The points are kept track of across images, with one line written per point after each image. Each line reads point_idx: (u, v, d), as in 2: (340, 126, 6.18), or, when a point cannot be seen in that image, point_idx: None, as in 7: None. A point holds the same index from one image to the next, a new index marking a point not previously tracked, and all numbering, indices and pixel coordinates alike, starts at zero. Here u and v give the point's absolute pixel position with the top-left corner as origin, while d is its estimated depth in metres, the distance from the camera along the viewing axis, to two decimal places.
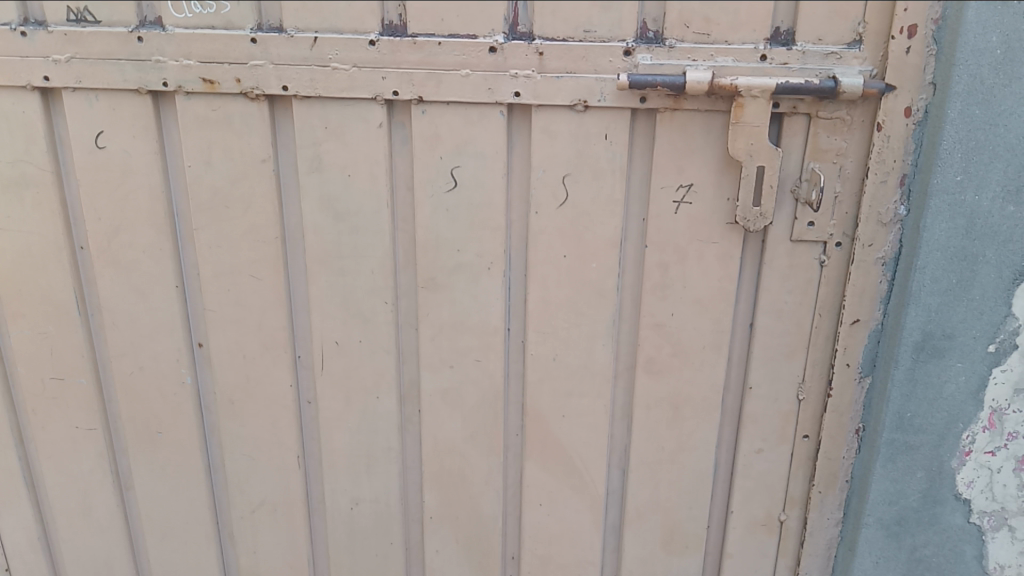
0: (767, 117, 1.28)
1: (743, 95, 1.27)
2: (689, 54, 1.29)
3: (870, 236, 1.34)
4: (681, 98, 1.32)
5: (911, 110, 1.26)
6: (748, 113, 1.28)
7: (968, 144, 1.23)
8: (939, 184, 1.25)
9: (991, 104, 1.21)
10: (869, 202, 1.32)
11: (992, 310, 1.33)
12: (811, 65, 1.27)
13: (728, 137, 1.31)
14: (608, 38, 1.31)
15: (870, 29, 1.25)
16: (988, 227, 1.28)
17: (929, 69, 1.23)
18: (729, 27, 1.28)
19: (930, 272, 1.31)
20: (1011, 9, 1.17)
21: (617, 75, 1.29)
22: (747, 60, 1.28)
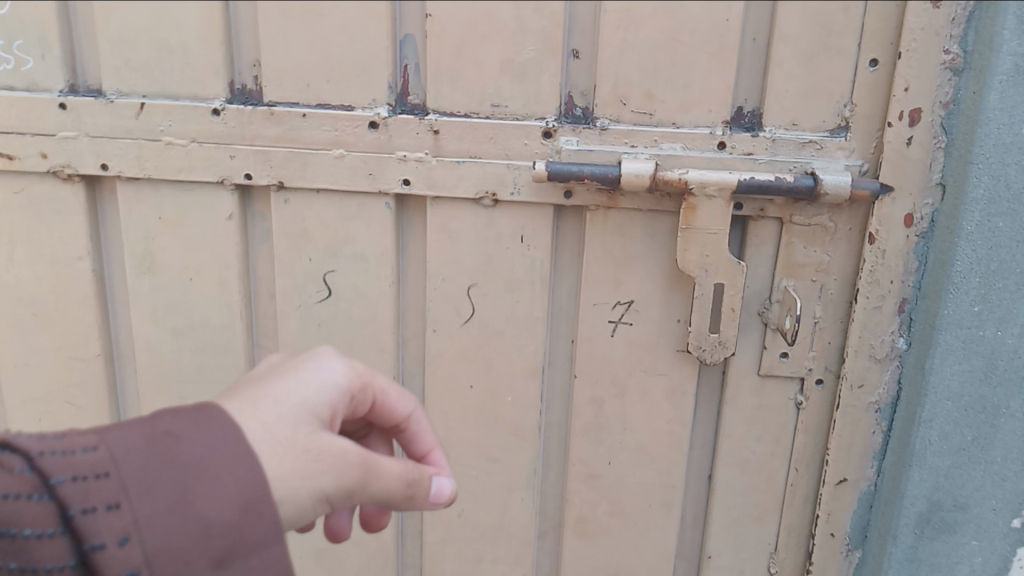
0: (727, 222, 0.98)
1: (695, 194, 0.97)
2: (626, 138, 1.00)
3: (860, 375, 1.04)
4: (617, 195, 1.02)
5: (911, 219, 0.96)
6: (702, 217, 0.98)
7: (987, 265, 0.93)
8: (950, 316, 0.95)
9: (1019, 216, 0.91)
10: (858, 332, 1.02)
11: (1018, 477, 1.01)
12: (783, 157, 0.97)
13: (678, 246, 1.01)
14: (522, 115, 1.00)
15: (860, 113, 0.95)
16: (1014, 372, 0.97)
17: (935, 167, 0.94)
18: (677, 105, 0.98)
19: (938, 427, 1.00)
20: None
21: (534, 163, 0.99)
22: (700, 148, 0.99)
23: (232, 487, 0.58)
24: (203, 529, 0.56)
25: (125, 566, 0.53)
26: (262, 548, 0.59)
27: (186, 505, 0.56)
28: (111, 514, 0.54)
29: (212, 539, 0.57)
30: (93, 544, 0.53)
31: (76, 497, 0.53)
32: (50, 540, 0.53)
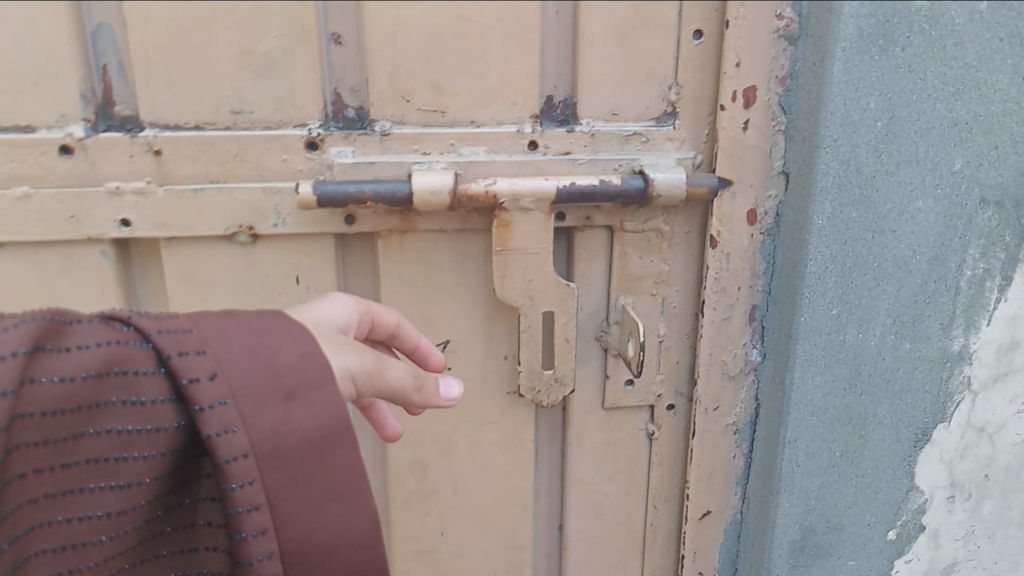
0: (549, 238, 0.80)
1: (507, 208, 0.79)
2: (415, 144, 0.79)
3: (715, 396, 0.90)
4: (413, 215, 0.80)
5: (755, 214, 0.83)
6: (519, 234, 0.80)
7: (843, 262, 0.81)
8: (807, 324, 0.83)
9: (872, 203, 0.79)
10: (709, 349, 0.88)
11: (890, 487, 0.92)
12: (606, 155, 0.81)
13: (493, 272, 0.82)
14: (276, 123, 0.77)
15: (688, 95, 0.80)
16: (878, 376, 0.86)
17: (776, 153, 0.81)
18: (472, 99, 0.79)
19: (805, 446, 0.88)
20: (893, 59, 0.74)
21: (298, 185, 0.76)
22: (507, 150, 0.80)
23: (301, 345, 0.54)
24: (273, 369, 0.52)
25: (213, 396, 0.49)
26: (330, 388, 0.53)
27: (261, 348, 0.52)
28: (196, 357, 0.50)
29: (285, 378, 0.52)
30: (185, 380, 0.49)
31: (169, 344, 0.50)
32: (150, 380, 0.50)
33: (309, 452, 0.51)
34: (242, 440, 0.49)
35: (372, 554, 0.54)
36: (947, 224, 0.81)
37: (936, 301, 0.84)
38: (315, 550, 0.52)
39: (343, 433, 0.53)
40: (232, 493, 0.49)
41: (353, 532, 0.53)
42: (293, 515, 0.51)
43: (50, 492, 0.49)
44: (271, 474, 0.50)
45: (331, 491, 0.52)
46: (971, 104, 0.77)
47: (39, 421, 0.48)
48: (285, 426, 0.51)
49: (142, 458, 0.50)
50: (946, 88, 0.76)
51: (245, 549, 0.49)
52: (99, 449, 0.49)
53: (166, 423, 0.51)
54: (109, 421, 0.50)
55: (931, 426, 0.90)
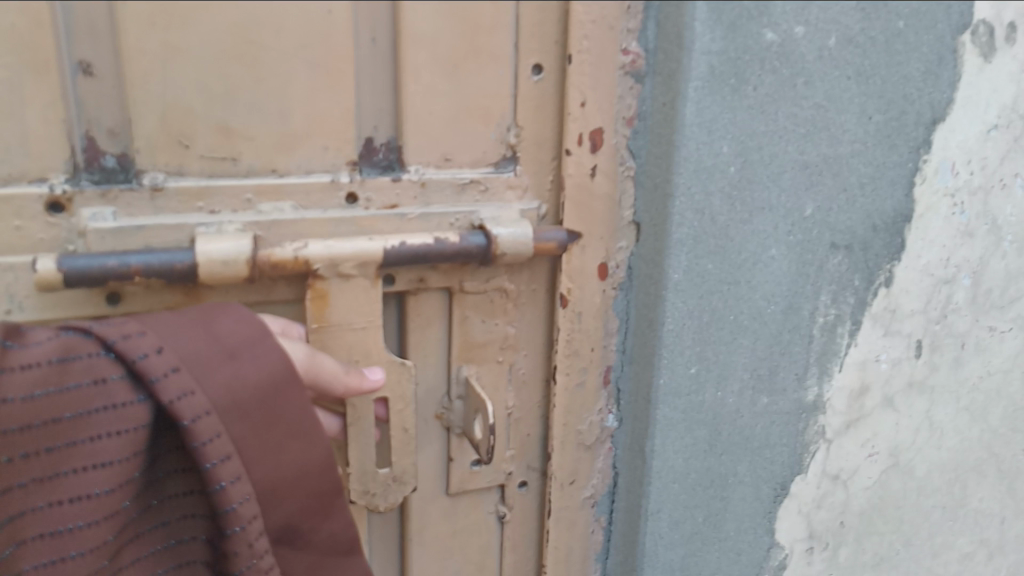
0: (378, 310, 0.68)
1: (322, 275, 0.65)
2: (199, 200, 0.63)
3: (571, 469, 0.81)
4: (201, 289, 0.64)
5: (607, 269, 0.75)
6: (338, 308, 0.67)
7: (701, 317, 0.74)
8: (666, 386, 0.75)
9: (727, 253, 0.72)
10: (562, 419, 0.78)
11: (751, 547, 0.86)
12: (439, 207, 0.70)
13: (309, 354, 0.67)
14: (4, 179, 0.58)
15: (529, 138, 0.71)
16: (738, 434, 0.80)
17: (627, 201, 0.73)
18: (272, 146, 0.64)
19: (667, 516, 0.80)
20: (744, 99, 0.68)
21: (35, 260, 0.58)
22: (319, 205, 0.66)
23: (235, 314, 0.57)
24: (213, 337, 0.55)
25: (164, 366, 0.52)
26: (270, 343, 0.57)
27: (198, 323, 0.55)
28: (138, 337, 0.52)
29: (224, 343, 0.55)
30: (135, 356, 0.52)
31: (108, 331, 0.52)
32: (108, 360, 0.52)
33: (262, 401, 0.55)
34: (201, 400, 0.52)
35: (331, 478, 0.59)
36: (800, 270, 0.76)
37: (791, 351, 0.79)
38: (283, 485, 0.56)
39: (291, 381, 0.57)
40: (202, 449, 0.52)
41: (313, 462, 0.58)
42: (259, 458, 0.55)
43: (37, 476, 0.50)
44: (233, 426, 0.54)
45: (287, 433, 0.56)
46: (821, 146, 0.73)
47: (15, 407, 0.49)
48: (236, 382, 0.54)
49: (117, 434, 0.52)
50: (796, 129, 0.71)
51: (224, 496, 0.53)
52: (73, 431, 0.51)
53: (131, 398, 0.52)
54: (79, 403, 0.51)
55: (790, 479, 0.85)
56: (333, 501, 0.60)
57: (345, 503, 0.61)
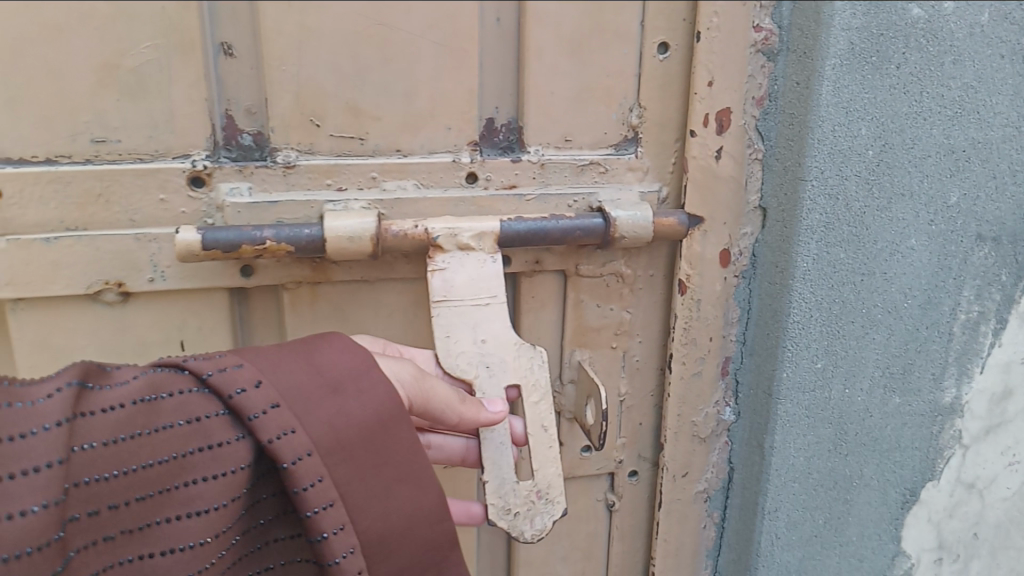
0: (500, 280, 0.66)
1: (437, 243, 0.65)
2: (328, 177, 0.65)
3: (684, 462, 0.79)
4: (328, 264, 0.66)
5: (730, 256, 0.72)
6: (460, 291, 0.65)
7: (830, 310, 0.70)
8: (789, 380, 0.72)
9: (861, 243, 0.69)
10: (677, 409, 0.77)
11: (875, 554, 0.81)
12: (558, 189, 0.69)
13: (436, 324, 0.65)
14: (151, 154, 0.62)
15: (651, 119, 0.69)
16: (865, 435, 0.76)
17: (753, 186, 0.70)
18: (397, 125, 0.65)
19: (785, 516, 0.77)
20: (886, 79, 0.64)
21: (178, 231, 0.61)
22: (441, 184, 0.67)
23: (338, 345, 0.54)
24: (316, 369, 0.51)
25: (263, 402, 0.48)
26: (374, 376, 0.52)
27: (300, 355, 0.52)
28: (236, 370, 0.49)
29: (326, 375, 0.51)
30: (231, 392, 0.49)
31: (204, 365, 0.50)
32: (199, 399, 0.49)
33: (368, 439, 0.51)
34: (303, 439, 0.48)
35: (444, 528, 0.53)
36: (940, 263, 0.71)
37: (927, 350, 0.74)
38: (392, 536, 0.50)
39: (398, 417, 0.52)
40: (302, 495, 0.47)
41: (426, 509, 0.52)
42: (365, 504, 0.50)
43: (127, 527, 0.45)
44: (338, 468, 0.49)
45: (395, 476, 0.51)
46: (969, 130, 0.68)
47: (99, 452, 0.45)
48: (339, 419, 0.50)
49: (215, 477, 0.48)
50: (942, 112, 0.66)
51: (328, 548, 0.47)
52: (165, 474, 0.47)
53: (227, 438, 0.48)
54: (169, 446, 0.47)
55: (920, 486, 0.80)
56: (446, 553, 0.53)
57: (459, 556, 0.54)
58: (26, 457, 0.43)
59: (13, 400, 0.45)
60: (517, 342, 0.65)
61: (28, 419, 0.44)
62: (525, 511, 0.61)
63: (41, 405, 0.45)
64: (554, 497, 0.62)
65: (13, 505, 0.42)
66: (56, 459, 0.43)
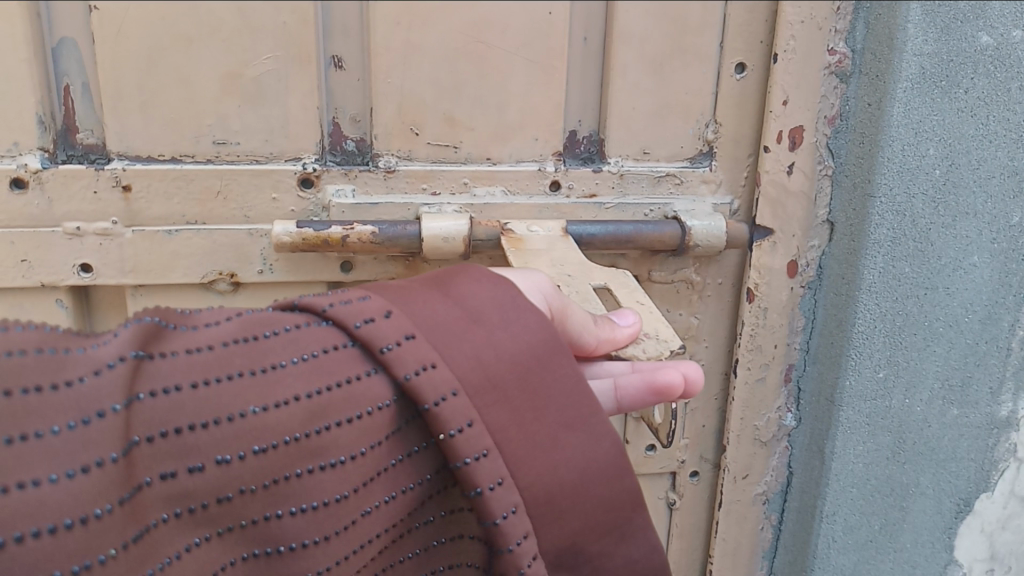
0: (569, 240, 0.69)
1: (507, 228, 0.69)
2: (423, 182, 0.70)
3: (745, 464, 0.82)
4: (420, 262, 0.71)
5: (796, 267, 0.76)
6: (535, 242, 0.68)
7: (893, 322, 0.73)
8: (852, 388, 0.75)
9: (927, 257, 0.72)
10: (740, 412, 0.80)
11: (928, 561, 0.84)
12: (635, 199, 0.74)
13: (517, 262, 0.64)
14: (265, 157, 0.67)
15: (726, 134, 0.73)
16: (923, 444, 0.78)
17: (822, 201, 0.74)
18: (489, 134, 0.70)
19: (842, 520, 0.80)
20: (955, 102, 0.67)
21: (274, 224, 0.66)
22: (526, 191, 0.72)
23: (474, 277, 0.48)
24: (457, 304, 0.46)
25: (397, 333, 0.43)
26: (520, 310, 0.47)
27: (436, 289, 0.47)
28: (362, 303, 0.44)
29: (466, 307, 0.46)
30: (357, 323, 0.43)
31: (321, 302, 0.45)
32: (316, 334, 0.43)
33: (520, 374, 0.45)
34: (445, 375, 0.42)
35: (624, 485, 0.47)
36: (1001, 281, 0.74)
37: (986, 363, 0.77)
38: (559, 493, 0.44)
39: (554, 353, 0.47)
40: (453, 441, 0.41)
41: (598, 461, 0.46)
42: (525, 455, 0.43)
43: (247, 485, 0.38)
44: (489, 410, 0.43)
45: (558, 420, 0.45)
46: None
47: (186, 396, 0.38)
48: (485, 352, 0.44)
49: (350, 420, 0.41)
50: (1007, 135, 0.69)
51: (489, 504, 0.41)
52: (291, 420, 0.40)
53: (360, 372, 0.43)
54: (286, 387, 0.41)
55: (974, 496, 0.82)
56: (629, 515, 0.48)
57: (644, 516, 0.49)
58: (72, 406, 0.35)
59: (60, 347, 0.37)
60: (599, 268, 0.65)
61: (81, 364, 0.36)
62: (633, 341, 0.56)
63: (93, 350, 0.37)
64: (666, 336, 0.57)
65: (52, 467, 0.34)
66: (116, 405, 0.36)
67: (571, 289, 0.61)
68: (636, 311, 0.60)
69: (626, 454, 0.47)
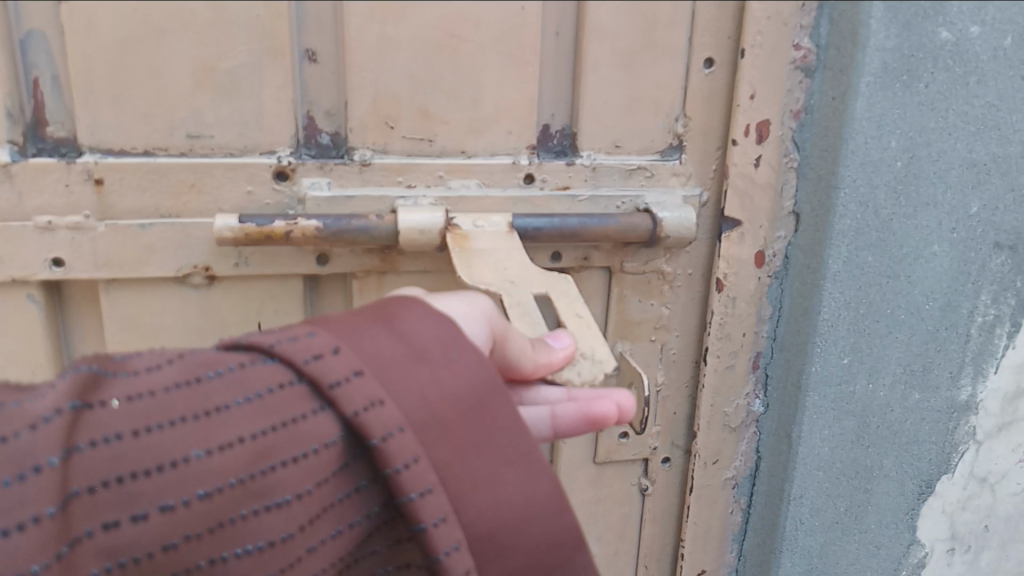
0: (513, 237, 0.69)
1: (453, 222, 0.69)
2: (399, 175, 0.71)
3: (715, 450, 0.84)
4: (396, 255, 0.72)
5: (764, 257, 0.78)
6: (479, 242, 0.68)
7: (858, 309, 0.75)
8: (818, 374, 0.77)
9: (888, 247, 0.74)
10: (710, 400, 0.82)
11: (892, 542, 0.86)
12: (607, 191, 0.75)
13: (463, 268, 0.66)
14: (239, 150, 0.67)
15: (695, 128, 0.75)
16: (886, 428, 0.81)
17: (788, 192, 0.75)
18: (463, 128, 0.71)
19: (809, 503, 0.82)
20: (916, 95, 0.69)
21: (217, 217, 0.66)
22: (501, 184, 0.73)
23: (419, 312, 0.51)
24: (401, 338, 0.49)
25: (346, 369, 0.45)
26: (463, 346, 0.50)
27: (381, 322, 0.49)
28: (311, 338, 0.47)
29: (410, 342, 0.49)
30: (305, 358, 0.46)
31: (269, 338, 0.47)
32: (264, 371, 0.46)
33: (461, 413, 0.48)
34: (392, 413, 0.45)
35: (564, 519, 0.51)
36: (960, 268, 0.77)
37: (947, 349, 0.80)
38: (499, 529, 0.48)
39: (495, 391, 0.50)
40: (399, 477, 0.44)
41: (535, 498, 0.49)
42: (466, 489, 0.47)
43: (192, 531, 0.42)
44: (433, 445, 0.46)
45: (498, 459, 0.49)
46: (989, 145, 0.73)
47: (127, 446, 0.42)
48: (430, 387, 0.47)
49: (295, 460, 0.45)
50: (966, 127, 0.72)
51: (432, 539, 0.44)
52: (235, 464, 0.43)
53: (306, 412, 0.45)
54: (231, 429, 0.44)
55: (936, 478, 0.85)
56: (570, 554, 0.51)
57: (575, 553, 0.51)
58: (13, 461, 0.41)
59: (12, 403, 0.43)
60: (543, 273, 0.65)
61: (19, 418, 0.42)
62: (569, 363, 0.58)
63: (36, 404, 0.43)
64: (602, 357, 0.59)
65: None
66: (51, 460, 0.41)
67: (513, 301, 0.63)
68: (575, 329, 0.61)
69: (561, 491, 0.50)
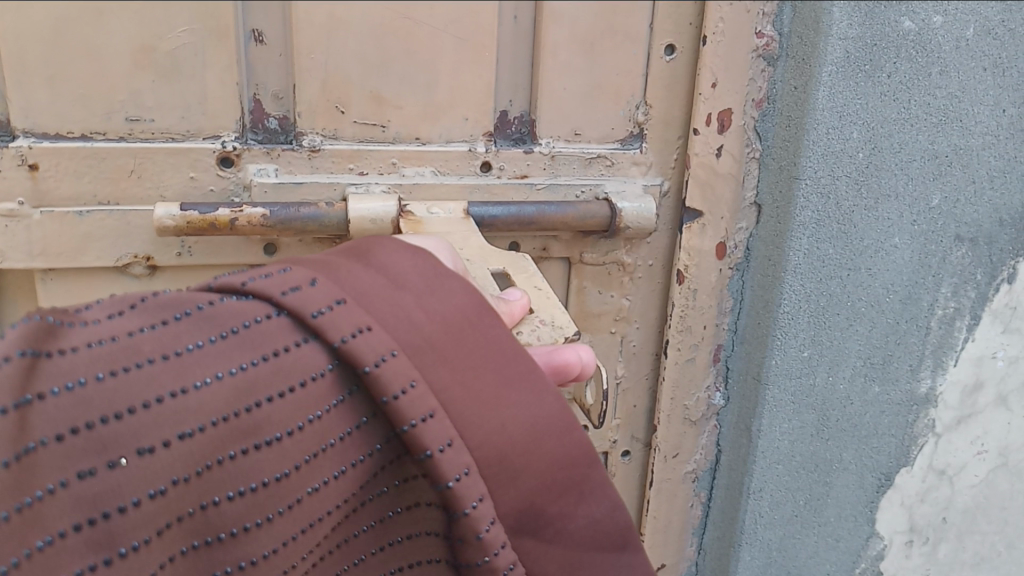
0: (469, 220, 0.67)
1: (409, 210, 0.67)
2: (350, 162, 0.69)
3: (675, 443, 0.84)
4: None
5: (725, 248, 0.77)
6: (433, 226, 0.66)
7: (818, 302, 0.75)
8: (777, 367, 0.76)
9: (849, 239, 0.73)
10: (670, 392, 0.81)
11: (851, 534, 0.86)
12: (566, 179, 0.73)
13: None
14: (182, 135, 0.65)
15: (656, 115, 0.73)
16: (846, 421, 0.81)
17: (750, 182, 0.74)
18: (416, 113, 0.68)
19: (768, 496, 0.82)
20: (878, 85, 0.68)
21: (156, 207, 0.63)
22: (457, 171, 0.71)
23: (394, 246, 0.45)
24: (382, 270, 0.43)
25: (326, 298, 0.40)
26: (446, 276, 0.44)
27: (355, 258, 0.44)
28: (281, 276, 0.41)
29: (390, 273, 0.43)
30: (282, 293, 0.40)
31: (234, 281, 0.42)
32: (239, 307, 0.40)
33: (458, 338, 0.42)
34: (382, 338, 0.39)
35: (575, 440, 0.43)
36: (921, 260, 0.76)
37: (906, 342, 0.79)
38: (513, 454, 0.41)
39: (488, 314, 0.44)
40: (396, 405, 0.38)
41: (546, 416, 0.42)
42: (473, 412, 0.40)
43: (178, 475, 0.35)
44: (431, 371, 0.40)
45: (501, 379, 0.42)
46: (950, 137, 0.72)
47: (91, 390, 0.35)
48: (418, 314, 0.41)
49: (282, 396, 0.38)
50: (928, 118, 0.71)
51: (438, 469, 0.38)
52: (217, 402, 0.37)
53: (290, 344, 0.39)
54: (206, 366, 0.37)
55: (895, 471, 0.85)
56: (586, 471, 0.44)
57: (604, 475, 0.45)
58: None
59: None
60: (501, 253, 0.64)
61: None
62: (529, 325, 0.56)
63: None
64: (560, 323, 0.58)
65: None
66: (11, 404, 0.34)
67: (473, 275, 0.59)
68: (533, 296, 0.59)
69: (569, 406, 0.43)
